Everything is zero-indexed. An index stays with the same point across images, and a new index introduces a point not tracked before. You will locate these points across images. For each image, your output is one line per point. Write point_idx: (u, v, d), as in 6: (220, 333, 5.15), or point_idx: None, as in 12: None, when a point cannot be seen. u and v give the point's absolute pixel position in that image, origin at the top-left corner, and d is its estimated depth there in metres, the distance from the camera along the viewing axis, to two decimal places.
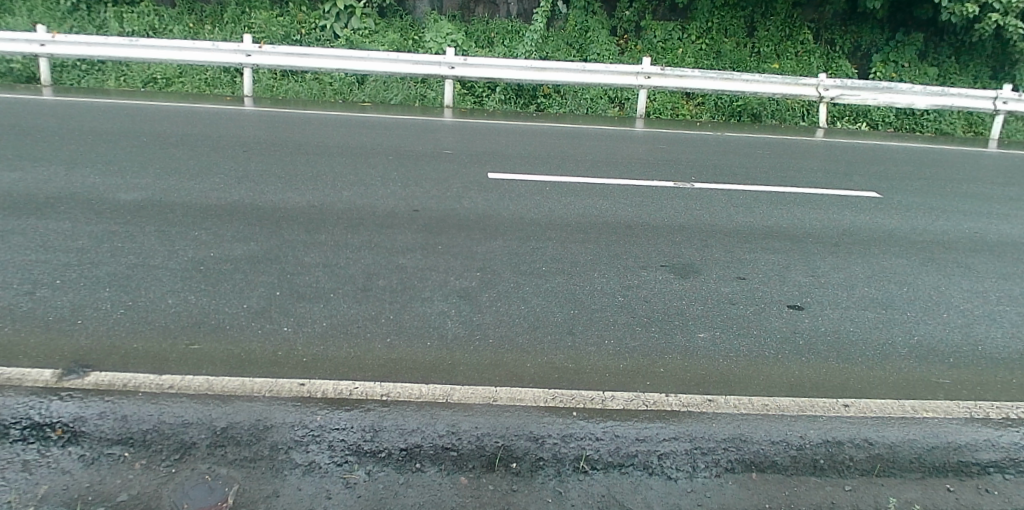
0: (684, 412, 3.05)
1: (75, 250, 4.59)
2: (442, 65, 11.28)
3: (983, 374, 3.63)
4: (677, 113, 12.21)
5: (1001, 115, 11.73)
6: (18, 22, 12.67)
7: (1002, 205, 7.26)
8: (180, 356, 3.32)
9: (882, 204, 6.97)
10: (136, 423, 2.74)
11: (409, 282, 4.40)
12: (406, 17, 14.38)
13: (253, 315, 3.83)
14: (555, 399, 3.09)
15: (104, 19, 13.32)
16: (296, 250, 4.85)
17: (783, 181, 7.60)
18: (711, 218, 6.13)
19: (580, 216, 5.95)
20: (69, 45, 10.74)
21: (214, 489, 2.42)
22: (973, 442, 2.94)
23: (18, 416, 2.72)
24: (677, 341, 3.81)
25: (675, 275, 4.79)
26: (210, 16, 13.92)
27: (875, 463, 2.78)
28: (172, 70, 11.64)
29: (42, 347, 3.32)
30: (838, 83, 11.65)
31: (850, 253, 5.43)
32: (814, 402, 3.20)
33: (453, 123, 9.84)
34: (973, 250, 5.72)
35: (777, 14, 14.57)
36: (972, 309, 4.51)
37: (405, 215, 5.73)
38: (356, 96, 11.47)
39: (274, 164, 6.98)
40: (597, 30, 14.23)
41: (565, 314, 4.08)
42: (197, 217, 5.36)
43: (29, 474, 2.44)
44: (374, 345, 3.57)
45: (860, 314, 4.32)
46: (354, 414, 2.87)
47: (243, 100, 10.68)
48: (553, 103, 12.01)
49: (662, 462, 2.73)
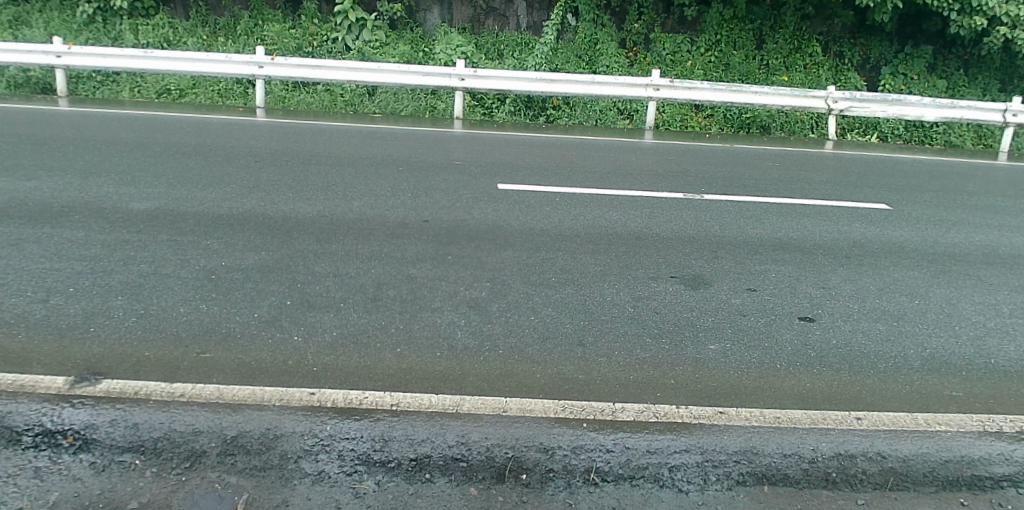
0: (694, 424, 3.04)
1: (88, 258, 4.63)
2: (452, 77, 11.35)
3: (998, 388, 3.59)
4: (686, 124, 12.20)
5: (1011, 127, 11.61)
6: (35, 33, 12.83)
7: (1013, 217, 7.24)
8: (190, 364, 3.34)
9: (893, 216, 6.94)
10: (146, 431, 2.74)
11: (419, 292, 4.42)
12: (417, 29, 14.56)
13: (264, 324, 3.85)
14: (566, 411, 3.08)
15: (119, 30, 13.47)
16: (308, 259, 4.87)
17: (792, 193, 7.58)
18: (721, 229, 6.13)
19: (590, 227, 5.96)
20: (85, 56, 10.89)
21: (224, 498, 2.42)
22: (987, 456, 2.91)
23: (31, 424, 2.74)
24: (688, 352, 3.79)
25: (684, 286, 4.78)
26: (223, 28, 14.11)
27: (889, 476, 2.76)
28: (187, 82, 11.78)
29: (55, 355, 3.34)
30: (847, 95, 11.62)
31: (862, 265, 5.41)
32: (825, 415, 3.17)
33: (463, 135, 9.89)
34: (985, 263, 5.68)
35: (786, 27, 14.59)
36: (985, 322, 4.48)
37: (415, 225, 5.75)
38: (366, 107, 11.58)
39: (286, 174, 7.04)
40: (606, 42, 14.27)
41: (575, 324, 4.08)
42: (209, 226, 5.40)
43: (40, 481, 2.45)
44: (385, 355, 3.58)
45: (871, 326, 4.30)
46: (364, 424, 2.88)
47: (256, 111, 10.77)
48: (562, 114, 12.00)
49: (672, 474, 2.71)
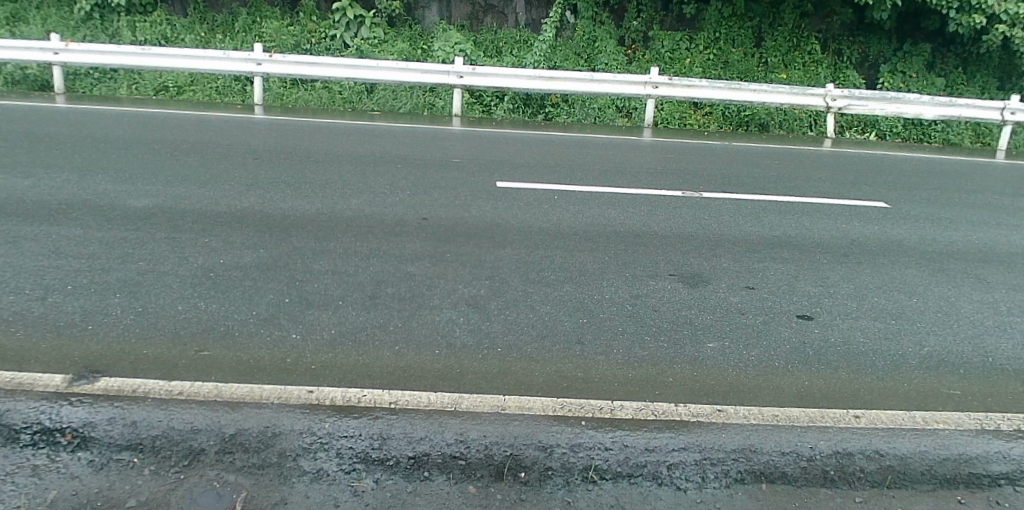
0: (693, 422, 3.04)
1: (86, 256, 4.62)
2: (451, 74, 11.32)
3: (995, 386, 3.60)
4: (684, 122, 12.20)
5: (1009, 126, 11.63)
6: (33, 30, 12.82)
7: (1011, 215, 7.24)
8: (189, 362, 3.34)
9: (892, 214, 6.94)
10: (144, 430, 2.74)
11: (417, 291, 4.41)
12: (416, 27, 14.53)
13: (262, 322, 3.85)
14: (564, 409, 3.09)
15: (116, 27, 13.46)
16: (307, 257, 4.86)
17: (791, 191, 7.59)
18: (719, 227, 6.13)
19: (589, 224, 5.96)
20: (82, 53, 10.84)
21: (222, 496, 2.42)
22: (984, 455, 2.91)
23: (29, 421, 2.74)
24: (686, 351, 3.79)
25: (682, 284, 4.77)
26: (221, 25, 14.08)
27: (887, 475, 2.76)
28: (184, 79, 11.77)
29: (54, 353, 3.34)
30: (846, 93, 11.59)
31: (860, 264, 5.41)
32: (824, 413, 3.18)
33: (461, 132, 9.89)
34: (983, 262, 5.69)
35: (785, 24, 14.59)
36: (983, 320, 4.49)
37: (414, 223, 5.75)
38: (364, 105, 11.58)
39: (284, 172, 7.03)
40: (605, 40, 14.25)
41: (573, 322, 4.08)
42: (208, 223, 5.40)
43: (38, 479, 2.45)
44: (383, 353, 3.57)
45: (869, 324, 4.31)
46: (363, 422, 2.88)
47: (254, 108, 10.75)
48: (561, 112, 12.01)
49: (671, 472, 2.71)
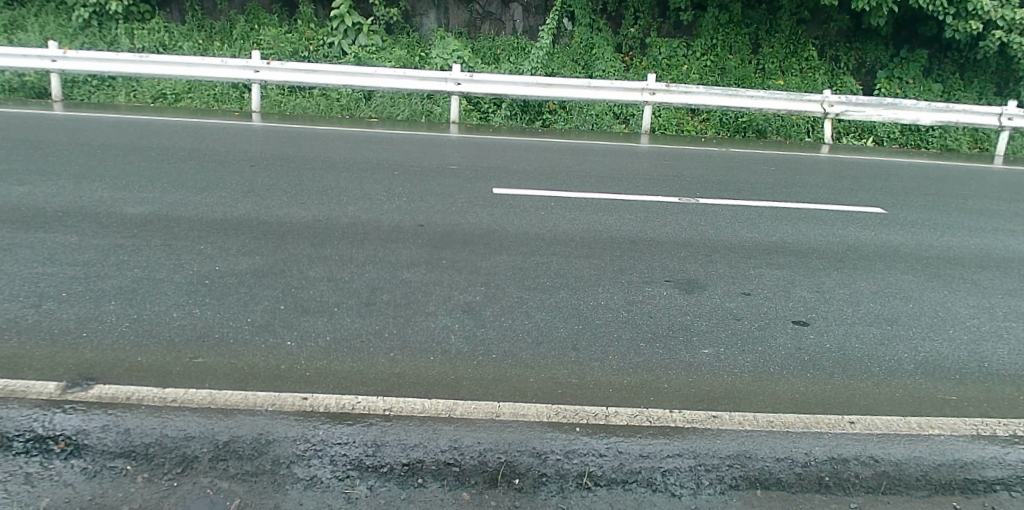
0: (687, 428, 3.04)
1: (81, 263, 4.62)
2: (449, 81, 11.34)
3: (991, 391, 3.60)
4: (681, 128, 12.22)
5: (1006, 131, 11.66)
6: (31, 38, 12.85)
7: (1008, 221, 7.24)
8: (183, 369, 3.33)
9: (888, 220, 6.94)
10: (138, 437, 2.74)
11: (412, 297, 4.41)
12: (414, 34, 14.58)
13: (257, 329, 3.84)
14: (558, 415, 3.08)
15: (115, 35, 13.50)
16: (302, 264, 4.86)
17: (787, 196, 7.60)
18: (716, 233, 6.13)
19: (585, 231, 5.97)
20: (80, 60, 10.85)
21: (216, 504, 2.41)
22: (979, 460, 2.91)
23: (22, 428, 2.73)
24: (681, 357, 3.79)
25: (678, 290, 4.78)
26: (220, 33, 14.12)
27: (881, 480, 2.76)
28: (182, 85, 11.73)
29: (48, 361, 3.33)
30: (843, 99, 11.64)
31: (857, 270, 5.42)
32: (819, 419, 3.18)
33: (459, 139, 9.90)
34: (980, 267, 5.69)
35: (782, 31, 14.61)
36: (979, 326, 4.49)
37: (410, 229, 5.76)
38: (362, 112, 11.61)
39: (281, 179, 7.03)
40: (602, 46, 14.30)
41: (569, 329, 4.08)
42: (204, 230, 5.39)
43: (30, 487, 2.44)
44: (378, 360, 3.57)
45: (865, 330, 4.31)
46: (357, 429, 2.87)
47: (251, 115, 10.77)
48: (558, 118, 12.05)
49: (665, 478, 2.71)
